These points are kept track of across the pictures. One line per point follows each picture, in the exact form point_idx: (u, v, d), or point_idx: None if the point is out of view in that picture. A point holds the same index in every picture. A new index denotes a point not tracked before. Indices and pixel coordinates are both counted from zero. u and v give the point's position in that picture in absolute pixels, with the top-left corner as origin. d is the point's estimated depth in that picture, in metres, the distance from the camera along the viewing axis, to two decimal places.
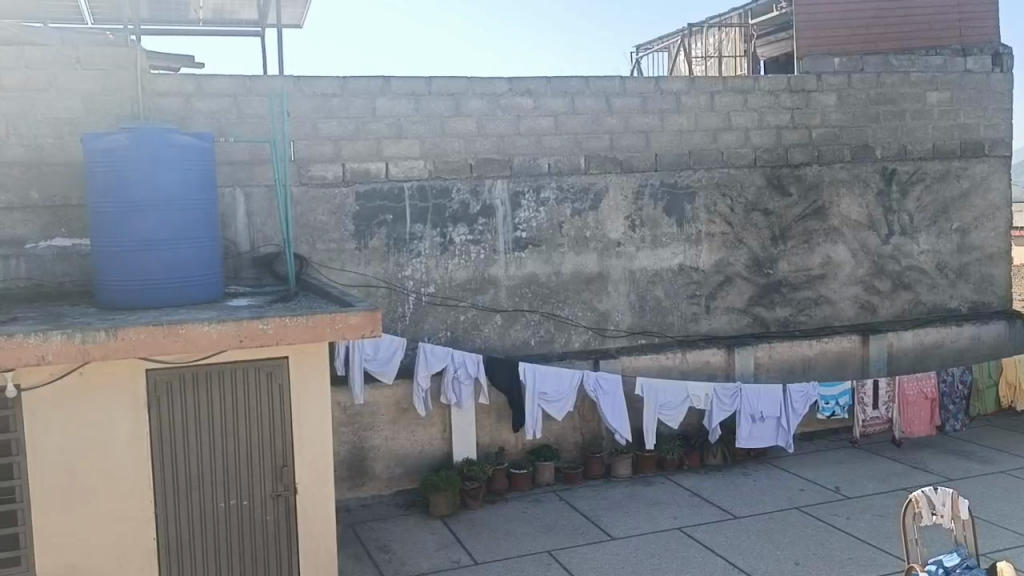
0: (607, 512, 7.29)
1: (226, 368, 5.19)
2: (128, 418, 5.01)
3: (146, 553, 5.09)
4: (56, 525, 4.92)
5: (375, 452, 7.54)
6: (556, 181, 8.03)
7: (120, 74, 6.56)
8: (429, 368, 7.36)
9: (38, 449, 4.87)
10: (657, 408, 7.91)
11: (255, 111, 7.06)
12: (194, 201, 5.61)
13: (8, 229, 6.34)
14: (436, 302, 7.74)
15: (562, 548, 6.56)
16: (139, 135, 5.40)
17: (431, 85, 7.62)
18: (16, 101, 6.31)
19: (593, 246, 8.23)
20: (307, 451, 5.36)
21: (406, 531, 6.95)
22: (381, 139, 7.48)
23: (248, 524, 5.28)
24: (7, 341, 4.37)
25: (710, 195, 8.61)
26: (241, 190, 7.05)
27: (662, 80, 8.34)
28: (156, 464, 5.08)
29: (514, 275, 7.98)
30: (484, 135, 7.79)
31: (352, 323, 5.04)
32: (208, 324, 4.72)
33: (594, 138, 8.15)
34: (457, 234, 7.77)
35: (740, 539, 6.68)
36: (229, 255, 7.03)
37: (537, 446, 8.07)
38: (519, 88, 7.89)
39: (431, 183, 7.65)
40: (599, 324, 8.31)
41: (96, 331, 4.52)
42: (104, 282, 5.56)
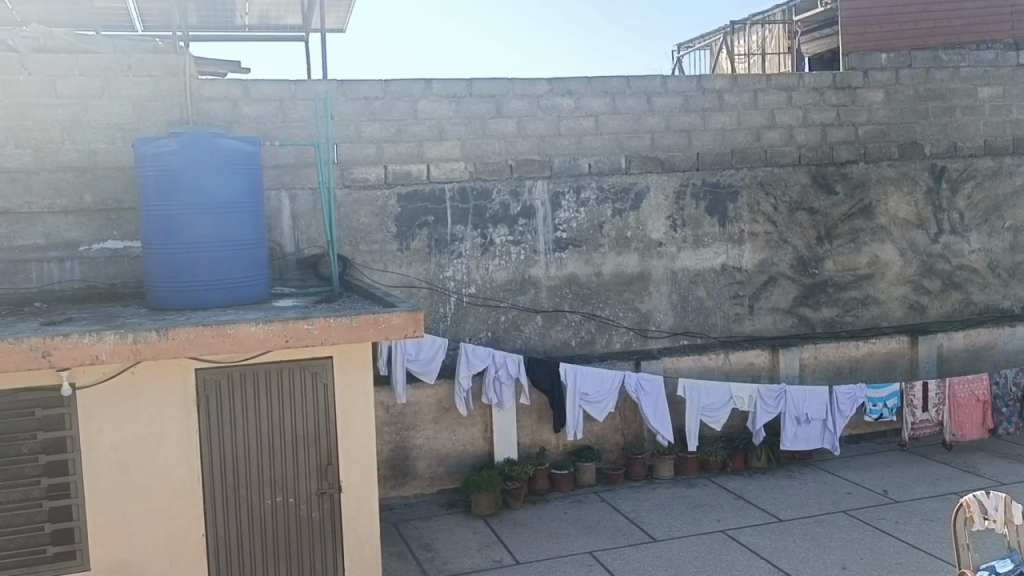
0: (649, 513, 7.26)
1: (272, 368, 5.28)
2: (178, 417, 5.13)
3: (196, 549, 5.20)
4: (110, 522, 5.05)
5: (418, 451, 7.60)
6: (597, 181, 8.02)
7: (170, 80, 6.71)
8: (471, 368, 7.40)
9: (93, 447, 5.01)
10: (700, 409, 7.84)
11: (300, 115, 7.18)
12: (241, 205, 5.72)
13: (63, 232, 6.52)
14: (478, 302, 7.78)
15: (604, 549, 6.54)
16: (189, 141, 5.52)
17: (472, 86, 7.66)
18: (70, 107, 6.49)
19: (634, 246, 8.20)
20: (351, 449, 5.44)
21: (449, 530, 6.99)
22: (423, 140, 7.55)
23: (294, 521, 5.37)
24: (64, 341, 4.51)
25: (753, 194, 8.51)
26: (287, 193, 7.18)
27: (704, 79, 8.27)
28: (205, 461, 5.18)
29: (555, 275, 7.98)
30: (525, 136, 7.81)
31: (396, 323, 5.10)
32: (256, 324, 4.82)
33: (635, 138, 8.11)
34: (499, 234, 7.80)
35: (785, 542, 6.60)
36: (275, 257, 7.15)
37: (579, 447, 8.07)
38: (560, 89, 7.89)
39: (472, 184, 7.69)
40: (641, 325, 8.28)
41: (148, 332, 4.64)
42: (154, 285, 5.71)
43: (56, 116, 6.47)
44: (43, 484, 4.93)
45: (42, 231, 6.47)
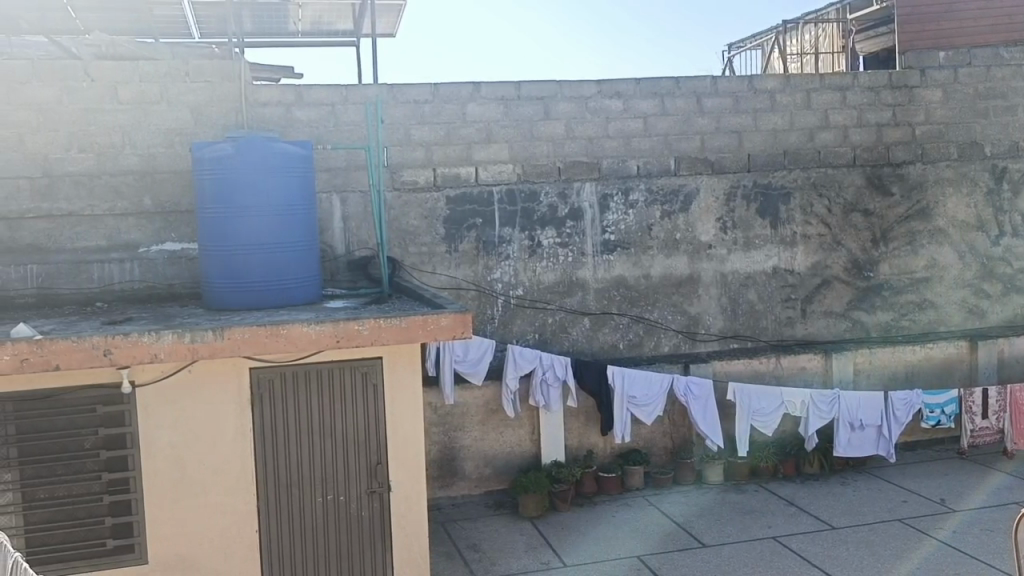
0: (698, 518, 7.18)
1: (324, 368, 5.37)
2: (232, 414, 5.24)
3: (249, 544, 5.31)
4: (166, 517, 5.18)
5: (465, 452, 7.64)
6: (646, 183, 7.97)
7: (226, 85, 6.86)
8: (518, 370, 7.41)
9: (152, 443, 5.14)
10: (750, 414, 7.73)
11: (351, 118, 7.28)
12: (294, 207, 5.83)
13: (123, 234, 6.71)
14: (525, 304, 7.79)
15: (652, 553, 6.50)
16: (245, 144, 5.64)
17: (521, 89, 7.68)
18: (131, 112, 6.68)
19: (683, 248, 8.13)
20: (400, 449, 5.50)
21: (496, 531, 7.01)
22: (472, 143, 7.59)
23: (345, 519, 5.44)
24: (124, 340, 4.65)
25: (806, 196, 8.37)
26: (338, 196, 7.27)
27: (755, 79, 8.15)
28: (258, 458, 5.28)
29: (603, 277, 7.96)
30: (573, 138, 7.80)
31: (444, 325, 5.14)
32: (308, 324, 4.90)
33: (685, 139, 8.04)
34: (546, 237, 7.81)
35: (838, 550, 6.47)
36: (326, 258, 7.26)
37: (627, 450, 8.02)
38: (608, 90, 7.86)
39: (520, 186, 7.70)
40: (690, 328, 8.21)
41: (204, 331, 4.75)
42: (210, 285, 5.85)
43: (117, 121, 6.66)
44: (103, 478, 5.09)
45: (104, 234, 6.67)
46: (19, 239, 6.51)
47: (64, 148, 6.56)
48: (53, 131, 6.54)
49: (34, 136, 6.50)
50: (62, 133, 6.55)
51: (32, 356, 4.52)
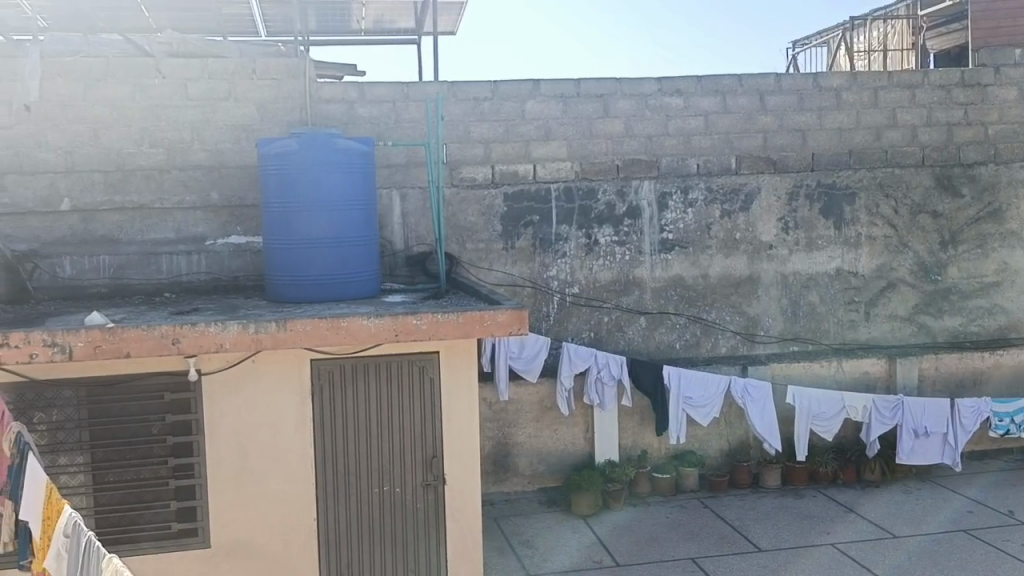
0: (754, 522, 7.08)
1: (382, 361, 5.45)
2: (293, 404, 5.36)
3: (308, 533, 5.41)
4: (228, 503, 5.31)
5: (519, 449, 7.66)
6: (705, 181, 7.88)
7: (291, 83, 7.01)
8: (573, 368, 7.39)
9: (216, 430, 5.28)
10: (809, 417, 7.58)
11: (412, 116, 7.36)
12: (356, 203, 5.93)
13: (191, 227, 6.91)
14: (581, 302, 7.77)
15: (706, 556, 6.43)
16: (308, 140, 5.76)
17: (581, 86, 7.65)
18: (200, 109, 6.87)
19: (743, 248, 8.01)
20: (455, 444, 5.55)
21: (549, 528, 7.03)
22: (530, 141, 7.59)
23: (400, 511, 5.51)
24: (192, 330, 4.79)
25: (871, 196, 8.17)
26: (398, 191, 7.36)
27: (821, 76, 7.98)
28: (318, 448, 5.39)
29: (660, 277, 7.90)
30: (633, 136, 7.74)
31: (500, 321, 5.16)
32: (368, 318, 4.98)
33: (746, 137, 7.92)
34: (603, 235, 7.78)
35: (899, 559, 6.31)
36: (385, 253, 7.37)
37: (682, 451, 7.95)
38: (669, 88, 7.78)
39: (578, 184, 7.68)
40: (749, 330, 8.10)
41: (268, 323, 4.86)
42: (274, 278, 5.99)
43: (186, 117, 6.85)
44: (170, 463, 5.26)
45: (172, 227, 6.88)
46: (93, 231, 6.76)
47: (136, 143, 6.78)
48: (126, 127, 6.75)
49: (109, 132, 6.73)
50: (134, 129, 6.77)
51: (105, 343, 4.68)
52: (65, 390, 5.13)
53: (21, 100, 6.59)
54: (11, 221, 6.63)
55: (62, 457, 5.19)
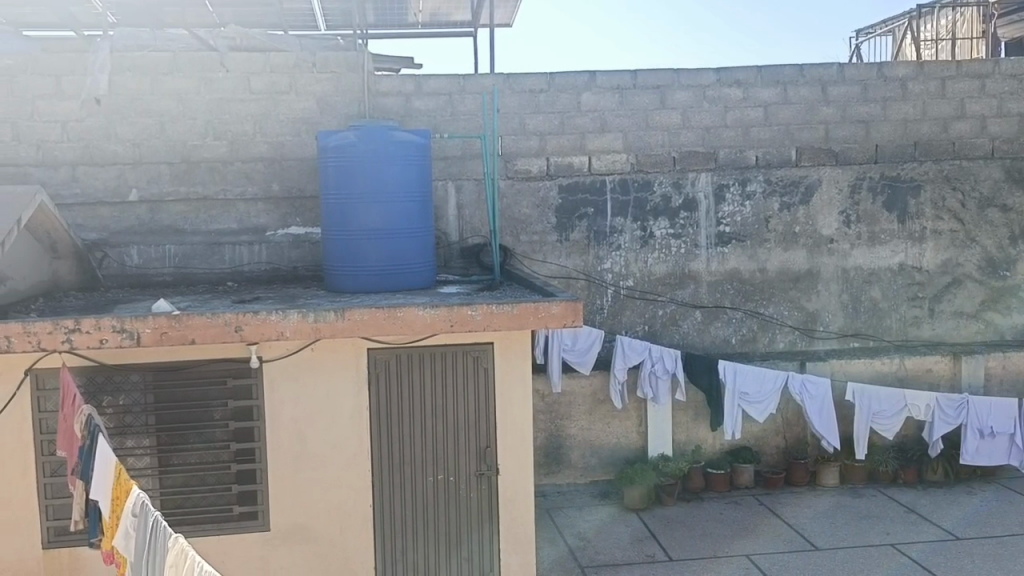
0: (811, 520, 6.96)
1: (437, 351, 5.51)
2: (350, 392, 5.45)
3: (363, 518, 5.50)
4: (287, 487, 5.43)
5: (572, 441, 7.66)
6: (764, 174, 7.75)
7: (350, 76, 7.10)
8: (627, 361, 7.36)
9: (276, 415, 5.40)
10: (870, 416, 7.42)
11: (467, 108, 7.39)
12: (412, 194, 5.99)
13: (252, 218, 7.07)
14: (635, 295, 7.73)
15: (761, 553, 6.35)
16: (366, 133, 5.84)
17: (637, 77, 7.58)
18: (262, 102, 7.00)
19: (803, 241, 7.88)
20: (508, 434, 5.58)
21: (601, 521, 7.02)
22: (586, 133, 7.55)
23: (454, 499, 5.56)
24: (254, 318, 4.89)
25: (937, 189, 7.95)
26: (453, 183, 7.41)
27: (885, 66, 7.77)
28: (374, 436, 5.47)
29: (716, 270, 7.81)
30: (690, 127, 7.64)
31: (555, 313, 5.16)
32: (423, 308, 5.03)
33: (807, 129, 7.76)
34: (659, 228, 7.72)
35: (963, 562, 6.15)
36: (440, 245, 7.43)
37: (737, 447, 7.86)
38: (728, 79, 7.66)
39: (634, 176, 7.63)
40: (807, 325, 7.97)
41: (327, 312, 4.95)
42: (332, 269, 6.09)
43: (249, 111, 6.99)
44: (231, 448, 5.39)
45: (235, 217, 7.05)
46: (158, 221, 6.96)
47: (201, 136, 6.95)
48: (191, 120, 6.93)
49: (175, 125, 6.91)
50: (199, 121, 6.94)
51: (171, 330, 4.82)
52: (132, 374, 5.30)
53: (92, 94, 6.80)
54: (83, 211, 6.86)
55: (130, 439, 5.36)
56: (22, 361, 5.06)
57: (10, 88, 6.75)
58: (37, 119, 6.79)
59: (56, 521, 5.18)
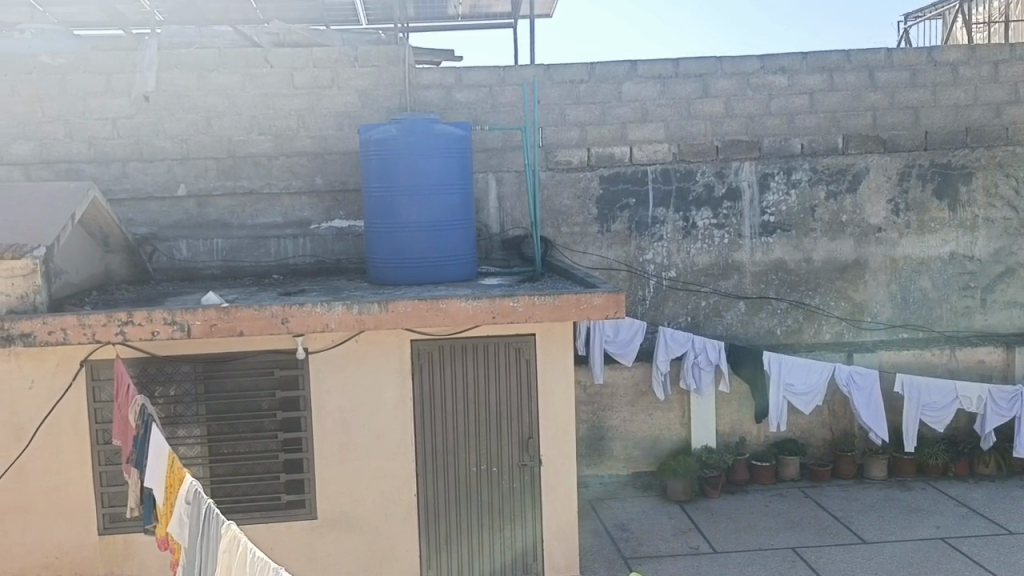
0: (858, 514, 6.86)
1: (480, 342, 5.53)
2: (394, 382, 5.51)
3: (408, 508, 5.56)
4: (334, 476, 5.51)
5: (614, 432, 7.65)
6: (810, 162, 7.62)
7: (391, 70, 7.13)
8: (670, 352, 7.32)
9: (322, 406, 5.48)
10: (919, 408, 7.27)
11: (508, 100, 7.39)
12: (454, 187, 6.02)
13: (297, 211, 7.17)
14: (677, 286, 7.68)
15: (807, 546, 6.28)
16: (407, 126, 5.88)
17: (679, 66, 7.50)
18: (305, 97, 7.08)
19: (850, 231, 7.75)
20: (550, 425, 5.60)
21: (644, 513, 7.00)
22: (627, 123, 7.49)
23: (497, 490, 5.59)
24: (301, 310, 4.97)
25: (990, 176, 7.76)
26: (494, 175, 7.41)
27: (935, 50, 7.59)
28: (418, 426, 5.52)
29: (761, 261, 7.72)
30: (733, 116, 7.54)
31: (598, 304, 5.14)
32: (466, 300, 5.05)
33: (854, 116, 7.61)
34: (702, 218, 7.64)
35: (1016, 557, 6.01)
36: (481, 237, 7.46)
37: (782, 439, 7.78)
38: (772, 66, 7.54)
39: (676, 166, 7.55)
40: (855, 316, 7.85)
41: (371, 304, 5.00)
42: (375, 262, 6.15)
43: (293, 106, 7.08)
44: (279, 437, 5.48)
45: (280, 211, 7.16)
46: (206, 215, 7.10)
47: (246, 131, 7.05)
48: (237, 116, 7.04)
49: (221, 120, 7.03)
50: (244, 117, 7.04)
51: (220, 321, 4.91)
52: (183, 365, 5.41)
53: (141, 91, 6.95)
54: (133, 207, 7.02)
55: (181, 429, 5.48)
56: (78, 353, 5.21)
57: (63, 86, 6.92)
58: (88, 116, 6.95)
59: (111, 508, 5.33)
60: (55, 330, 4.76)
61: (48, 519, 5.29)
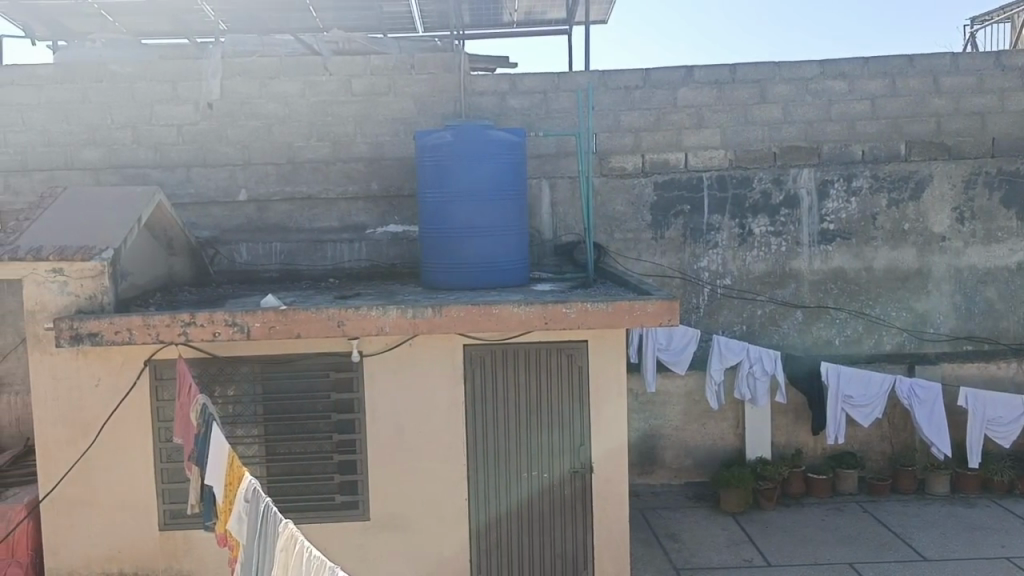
0: (919, 530, 6.67)
1: (531, 348, 5.54)
2: (447, 387, 5.55)
3: (458, 512, 5.59)
4: (386, 478, 5.57)
5: (666, 441, 7.58)
6: (871, 169, 7.45)
7: (447, 77, 7.20)
8: (724, 361, 7.18)
9: (376, 408, 5.55)
10: (984, 422, 7.06)
11: (563, 106, 7.40)
12: (507, 193, 6.04)
13: (353, 216, 7.28)
14: (732, 294, 7.58)
15: (864, 562, 6.13)
16: (461, 132, 5.91)
17: (736, 71, 7.40)
18: (362, 104, 7.19)
19: (912, 239, 7.55)
20: (602, 432, 5.57)
21: (696, 523, 6.92)
22: (682, 129, 7.43)
23: (548, 496, 5.58)
24: (355, 313, 5.03)
25: None
26: (547, 181, 7.42)
27: (1004, 55, 7.38)
28: (469, 430, 5.55)
29: (819, 269, 7.58)
30: (791, 122, 7.42)
31: (650, 311, 5.10)
32: (519, 306, 5.06)
33: (918, 122, 7.43)
34: (758, 225, 7.53)
35: None
36: (534, 243, 7.47)
37: (840, 451, 7.61)
38: (832, 71, 7.39)
39: (732, 173, 7.46)
40: (917, 326, 7.65)
41: (425, 308, 5.04)
42: (428, 266, 6.21)
43: (350, 112, 7.19)
44: (334, 438, 5.56)
45: (337, 216, 7.28)
46: (266, 219, 7.26)
47: (305, 138, 7.20)
48: (296, 122, 7.19)
49: (281, 127, 7.19)
50: (303, 124, 7.19)
51: (278, 324, 5.00)
52: (242, 366, 5.52)
53: (206, 98, 7.15)
54: (195, 211, 7.21)
55: (240, 428, 5.58)
56: (143, 352, 5.37)
57: (131, 93, 7.14)
58: (154, 122, 7.16)
59: (172, 504, 5.47)
60: (121, 330, 4.91)
61: (111, 513, 5.44)
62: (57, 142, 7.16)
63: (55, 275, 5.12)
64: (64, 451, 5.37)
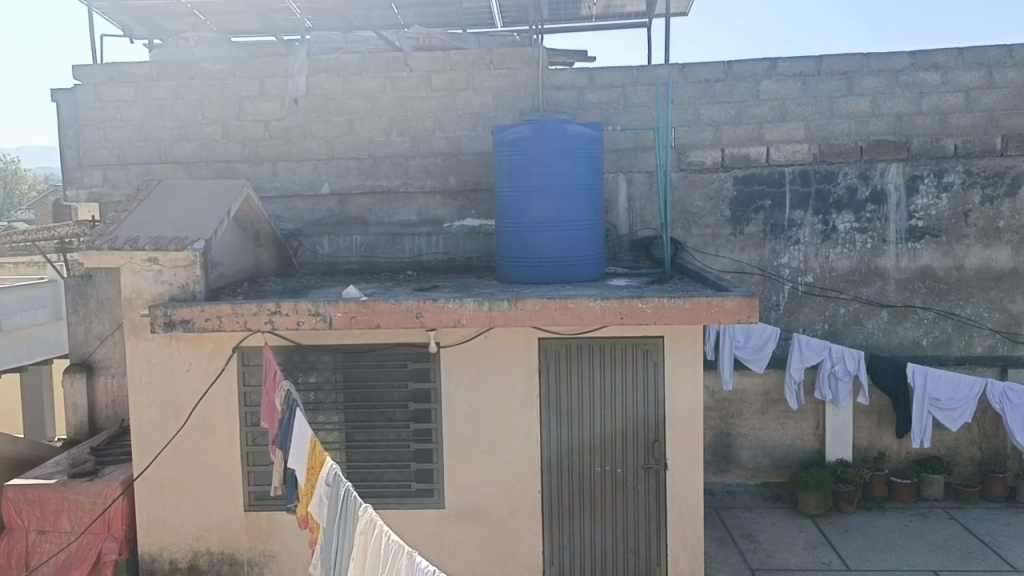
0: (1009, 539, 6.41)
1: (607, 344, 5.54)
2: (522, 379, 5.59)
3: (531, 504, 5.62)
4: (460, 469, 5.65)
5: (742, 440, 7.47)
6: (964, 164, 7.18)
7: (525, 71, 7.22)
8: (804, 360, 7.03)
9: (452, 400, 5.64)
10: None
11: (641, 100, 7.35)
12: (585, 187, 6.06)
13: (432, 210, 7.42)
14: (814, 292, 7.40)
15: (950, 570, 5.92)
16: (540, 127, 5.94)
17: (822, 63, 7.19)
18: (442, 99, 7.29)
19: (1007, 238, 7.26)
20: (678, 429, 5.53)
21: (773, 524, 6.80)
22: (764, 122, 7.27)
23: (622, 492, 5.58)
24: (433, 305, 5.12)
25: None
26: (624, 175, 7.38)
27: None
28: (544, 423, 5.59)
29: (907, 267, 7.33)
30: (880, 115, 7.17)
31: (729, 307, 5.03)
32: (595, 300, 5.06)
33: (1016, 115, 7.11)
34: (842, 221, 7.33)
35: None
36: (609, 238, 7.47)
37: (925, 455, 7.36)
38: (924, 62, 7.11)
39: (816, 167, 7.28)
40: (1011, 328, 7.34)
41: (501, 301, 5.10)
42: (504, 260, 6.26)
43: (430, 108, 7.30)
44: (412, 427, 5.68)
45: (416, 210, 7.42)
46: (348, 212, 7.45)
47: (386, 133, 7.34)
48: (378, 118, 7.33)
49: (363, 123, 7.35)
50: (384, 119, 7.33)
51: (359, 314, 5.12)
52: (324, 354, 5.69)
53: (292, 94, 7.35)
54: (280, 204, 7.44)
55: (321, 415, 5.74)
56: (231, 340, 5.59)
57: (221, 90, 7.40)
58: (243, 118, 7.41)
59: (256, 486, 5.68)
60: (212, 318, 5.12)
61: (200, 494, 5.69)
62: (153, 137, 7.48)
63: (150, 264, 5.37)
64: (157, 433, 5.64)
